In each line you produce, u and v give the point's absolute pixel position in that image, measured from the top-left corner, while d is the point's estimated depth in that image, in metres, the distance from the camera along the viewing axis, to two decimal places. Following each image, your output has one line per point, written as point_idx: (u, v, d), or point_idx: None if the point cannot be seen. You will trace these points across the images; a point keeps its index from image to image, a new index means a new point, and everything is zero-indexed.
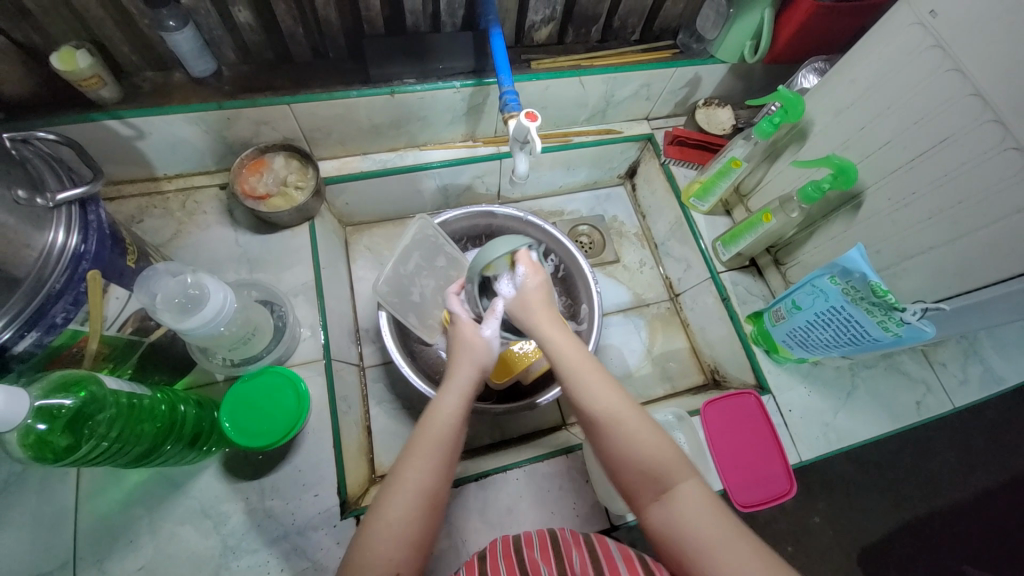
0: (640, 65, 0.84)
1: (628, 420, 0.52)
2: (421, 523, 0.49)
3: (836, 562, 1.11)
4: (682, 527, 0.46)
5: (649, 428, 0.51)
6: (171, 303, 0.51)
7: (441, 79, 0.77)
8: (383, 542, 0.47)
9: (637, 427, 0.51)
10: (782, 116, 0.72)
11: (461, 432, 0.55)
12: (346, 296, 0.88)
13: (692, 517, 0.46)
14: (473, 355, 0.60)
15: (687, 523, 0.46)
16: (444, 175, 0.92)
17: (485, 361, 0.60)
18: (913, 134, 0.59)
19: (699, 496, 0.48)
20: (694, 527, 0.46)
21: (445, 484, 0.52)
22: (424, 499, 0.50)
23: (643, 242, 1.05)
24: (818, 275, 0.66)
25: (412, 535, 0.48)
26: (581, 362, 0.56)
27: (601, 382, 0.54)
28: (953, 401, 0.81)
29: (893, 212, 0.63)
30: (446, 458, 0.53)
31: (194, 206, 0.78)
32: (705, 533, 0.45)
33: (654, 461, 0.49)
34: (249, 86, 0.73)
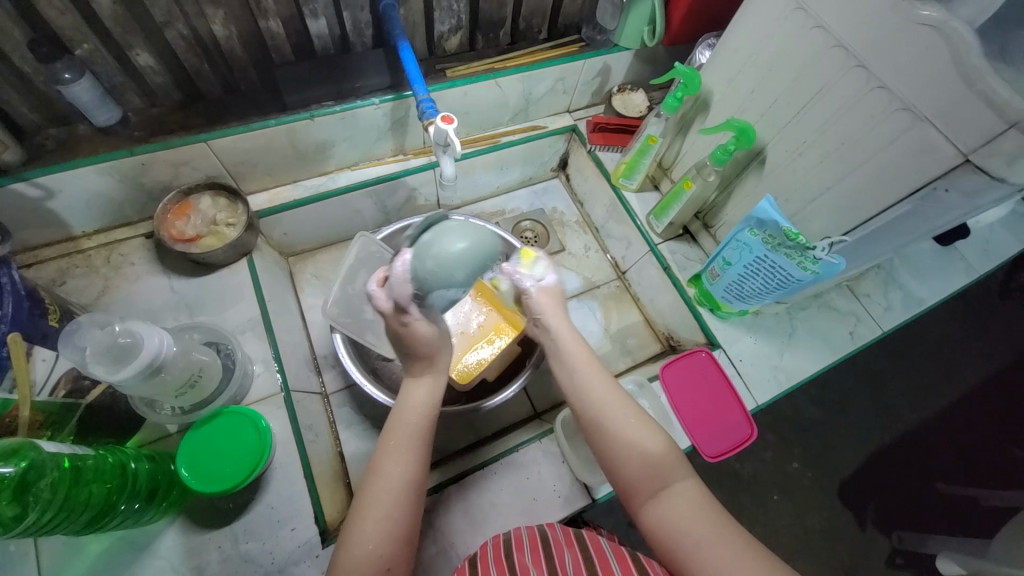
0: (551, 61, 0.88)
1: (628, 421, 0.56)
2: (406, 513, 0.50)
3: (817, 500, 1.18)
4: (674, 522, 0.50)
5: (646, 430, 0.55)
6: (102, 354, 0.51)
7: (359, 97, 0.78)
8: (369, 543, 0.48)
9: (632, 428, 0.55)
10: (683, 90, 0.77)
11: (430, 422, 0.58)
12: (298, 326, 0.86)
13: (682, 515, 0.50)
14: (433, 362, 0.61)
15: (677, 524, 0.49)
16: (379, 192, 0.92)
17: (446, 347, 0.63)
18: (794, 90, 0.65)
19: (694, 493, 0.51)
20: (686, 522, 0.49)
21: (422, 475, 0.54)
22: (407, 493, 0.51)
23: (585, 228, 1.09)
24: (740, 230, 0.72)
25: (395, 530, 0.49)
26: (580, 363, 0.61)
27: (605, 382, 0.59)
28: (882, 326, 0.89)
29: (792, 162, 0.69)
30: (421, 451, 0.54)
31: (120, 259, 0.75)
32: (695, 532, 0.48)
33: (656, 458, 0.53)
34: (160, 129, 0.71)
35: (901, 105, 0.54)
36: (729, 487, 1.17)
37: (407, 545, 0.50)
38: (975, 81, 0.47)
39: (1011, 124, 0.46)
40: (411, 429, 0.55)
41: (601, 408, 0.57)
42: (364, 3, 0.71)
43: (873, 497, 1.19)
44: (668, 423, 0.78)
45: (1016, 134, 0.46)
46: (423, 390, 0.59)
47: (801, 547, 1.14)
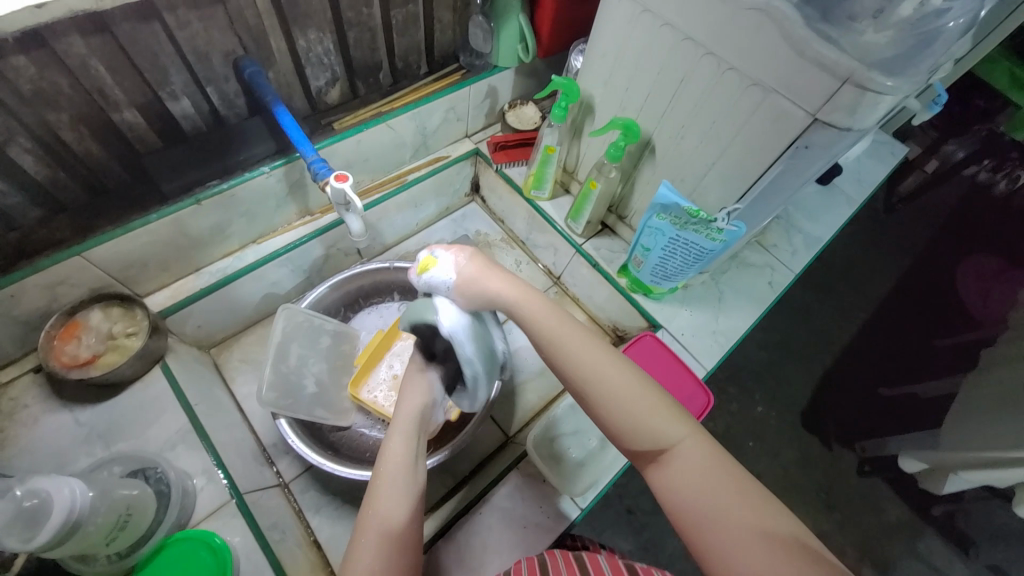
0: (436, 94, 0.89)
1: (622, 384, 0.51)
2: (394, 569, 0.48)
3: (785, 436, 1.26)
4: (679, 492, 0.45)
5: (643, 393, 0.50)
6: (11, 524, 0.43)
7: (246, 169, 0.75)
8: None
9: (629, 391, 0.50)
10: (566, 100, 0.81)
11: (415, 470, 0.55)
12: (238, 421, 0.80)
13: (688, 475, 0.45)
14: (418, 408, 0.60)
15: (681, 483, 0.45)
16: (294, 259, 0.88)
17: (422, 405, 0.61)
18: (661, 82, 0.70)
19: (700, 457, 0.46)
20: (688, 489, 0.44)
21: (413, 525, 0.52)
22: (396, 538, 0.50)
23: (512, 244, 1.10)
24: (649, 217, 0.76)
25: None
26: (561, 332, 0.55)
27: (596, 349, 0.53)
28: (794, 269, 0.97)
29: (677, 146, 0.74)
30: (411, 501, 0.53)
31: (8, 405, 0.66)
32: (699, 490, 0.44)
33: (652, 427, 0.48)
34: (24, 252, 0.64)
35: (751, 82, 0.60)
36: None
37: None
38: (806, 49, 0.53)
39: (844, 80, 0.51)
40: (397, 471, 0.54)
41: (592, 377, 0.52)
42: (226, 75, 0.68)
43: (832, 420, 1.28)
44: None
45: (851, 87, 0.51)
46: (403, 440, 0.57)
47: (784, 485, 1.21)
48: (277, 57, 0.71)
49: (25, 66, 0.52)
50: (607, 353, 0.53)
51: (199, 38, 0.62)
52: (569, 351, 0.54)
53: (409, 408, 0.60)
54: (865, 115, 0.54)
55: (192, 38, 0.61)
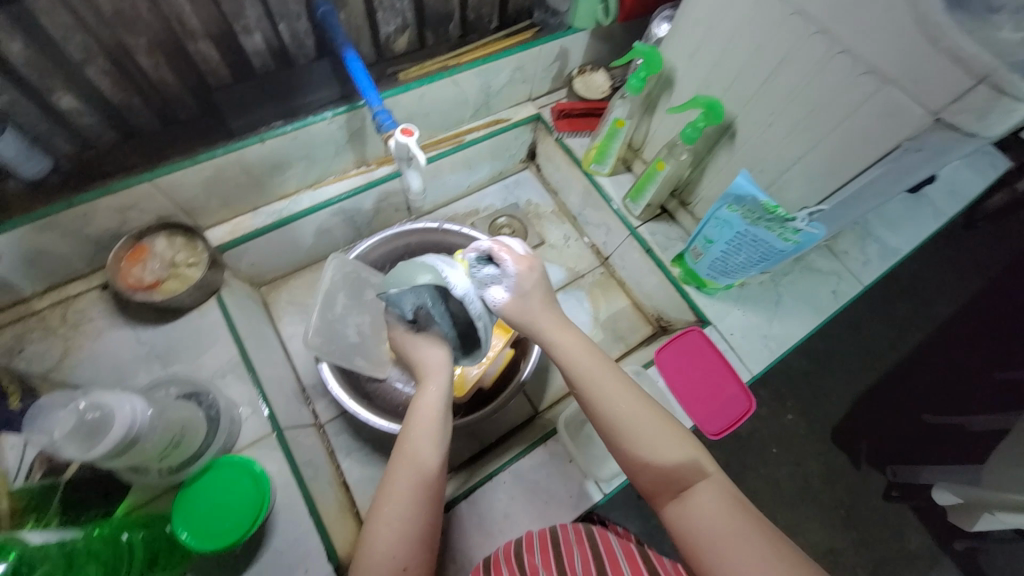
0: (507, 51, 0.84)
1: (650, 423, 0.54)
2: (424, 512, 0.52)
3: (816, 450, 1.21)
4: (699, 528, 0.47)
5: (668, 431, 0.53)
6: (72, 433, 0.45)
7: (310, 113, 0.74)
8: (384, 543, 0.49)
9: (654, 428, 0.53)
10: (645, 71, 0.75)
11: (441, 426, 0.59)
12: (282, 359, 0.83)
13: (710, 511, 0.48)
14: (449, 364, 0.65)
15: (703, 519, 0.47)
16: (347, 208, 0.89)
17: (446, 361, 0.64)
18: (757, 60, 0.64)
19: (718, 494, 0.49)
20: (704, 524, 0.47)
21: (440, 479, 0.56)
22: (424, 492, 0.53)
23: (562, 218, 1.07)
24: (718, 207, 0.71)
25: (414, 529, 0.51)
26: (592, 364, 0.59)
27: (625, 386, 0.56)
28: (863, 281, 0.90)
29: (762, 133, 0.68)
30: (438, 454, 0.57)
31: (78, 316, 0.71)
32: (719, 525, 0.46)
33: (678, 462, 0.51)
34: (98, 174, 0.66)
35: (864, 69, 0.53)
36: (731, 450, 1.19)
37: (424, 544, 0.51)
38: (940, 39, 0.46)
39: (979, 80, 0.45)
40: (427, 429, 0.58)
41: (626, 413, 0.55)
42: (299, 13, 0.66)
43: (867, 439, 1.22)
44: (668, 407, 0.78)
45: (985, 89, 0.45)
46: (438, 394, 0.61)
47: (805, 497, 1.17)
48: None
49: None
50: (639, 393, 0.56)
51: None
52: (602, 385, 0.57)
53: (435, 367, 0.63)
54: (996, 121, 0.47)
55: None
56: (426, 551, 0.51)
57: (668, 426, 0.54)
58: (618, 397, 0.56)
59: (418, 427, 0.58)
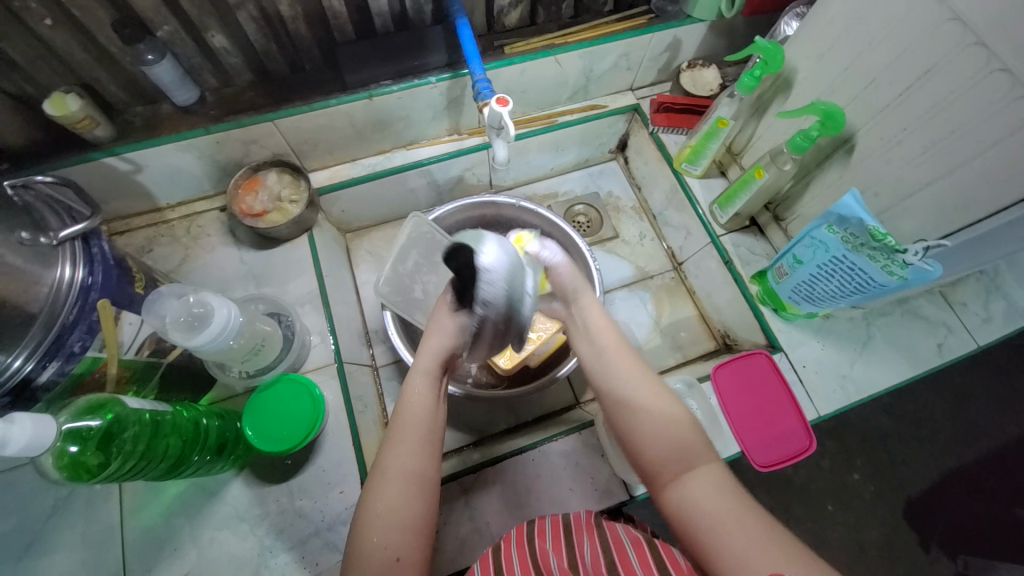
0: (616, 36, 0.82)
1: (653, 407, 0.50)
2: (419, 508, 0.50)
3: (878, 516, 1.08)
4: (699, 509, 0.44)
5: (670, 417, 0.49)
6: (178, 322, 0.54)
7: (418, 76, 0.78)
8: (377, 536, 0.48)
9: (652, 410, 0.50)
10: (762, 69, 0.70)
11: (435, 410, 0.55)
12: (353, 301, 0.90)
13: (712, 500, 0.44)
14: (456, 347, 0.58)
15: (703, 502, 0.44)
16: (434, 172, 0.93)
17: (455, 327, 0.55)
18: (895, 70, 0.57)
19: (720, 483, 0.45)
20: (705, 494, 0.44)
21: (430, 463, 0.52)
22: (411, 482, 0.50)
23: (641, 215, 1.04)
24: (815, 226, 0.65)
25: (406, 522, 0.49)
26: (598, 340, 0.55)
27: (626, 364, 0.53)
28: (978, 340, 0.78)
29: (886, 152, 0.61)
30: (427, 438, 0.53)
31: (198, 230, 0.81)
32: (720, 507, 0.43)
33: (679, 441, 0.48)
34: (232, 108, 0.75)
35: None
36: (779, 492, 1.11)
37: (419, 535, 0.49)
38: None
39: None
40: (415, 421, 0.53)
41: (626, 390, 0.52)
42: None
43: (944, 519, 1.07)
44: (717, 427, 0.74)
45: None
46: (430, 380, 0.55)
47: (854, 563, 1.06)
48: None
49: None
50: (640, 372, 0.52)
51: None
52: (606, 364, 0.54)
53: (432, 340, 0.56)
54: None
55: None
56: (422, 542, 0.49)
57: (669, 409, 0.50)
58: (619, 378, 0.52)
59: (402, 419, 0.54)
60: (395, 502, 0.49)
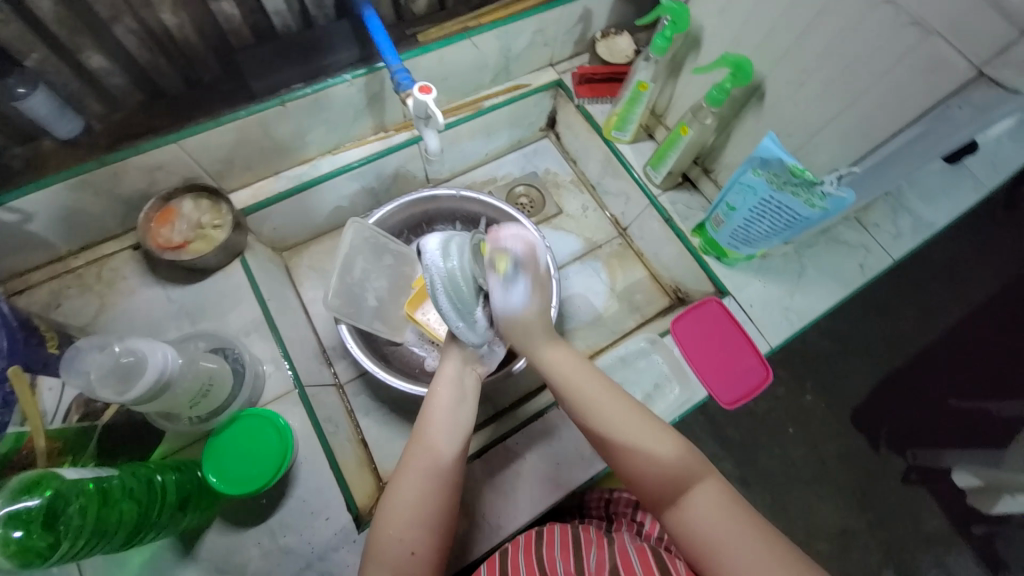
0: (528, 12, 0.82)
1: (646, 433, 0.55)
2: (435, 501, 0.55)
3: (833, 430, 1.19)
4: (697, 528, 0.49)
5: (667, 441, 0.54)
6: (107, 377, 0.48)
7: (330, 75, 0.74)
8: (394, 531, 0.53)
9: (650, 437, 0.55)
10: (672, 29, 0.72)
11: (458, 417, 0.62)
12: (303, 321, 0.85)
13: (708, 518, 0.49)
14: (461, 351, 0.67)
15: (701, 521, 0.49)
16: (365, 174, 0.89)
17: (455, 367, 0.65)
18: (791, 16, 0.61)
19: (715, 497, 0.51)
20: (705, 526, 0.49)
21: (456, 464, 0.58)
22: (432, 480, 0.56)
23: (581, 187, 1.05)
24: (742, 172, 0.69)
25: (426, 518, 0.54)
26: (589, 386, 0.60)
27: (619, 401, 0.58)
28: (892, 255, 0.87)
29: (793, 94, 0.65)
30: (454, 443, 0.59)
31: (111, 274, 0.73)
32: (715, 526, 0.49)
33: (674, 466, 0.53)
34: (127, 135, 0.68)
35: (909, 20, 0.50)
36: (746, 427, 1.19)
37: (439, 526, 0.55)
38: None
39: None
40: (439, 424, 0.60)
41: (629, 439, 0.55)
42: None
43: (887, 420, 1.19)
44: (684, 377, 0.78)
45: None
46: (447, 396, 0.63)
47: (819, 476, 1.16)
48: None
49: None
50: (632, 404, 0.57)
51: None
52: (594, 397, 0.59)
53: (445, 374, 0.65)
54: None
55: None
56: (440, 534, 0.55)
57: (664, 435, 0.55)
58: (609, 406, 0.57)
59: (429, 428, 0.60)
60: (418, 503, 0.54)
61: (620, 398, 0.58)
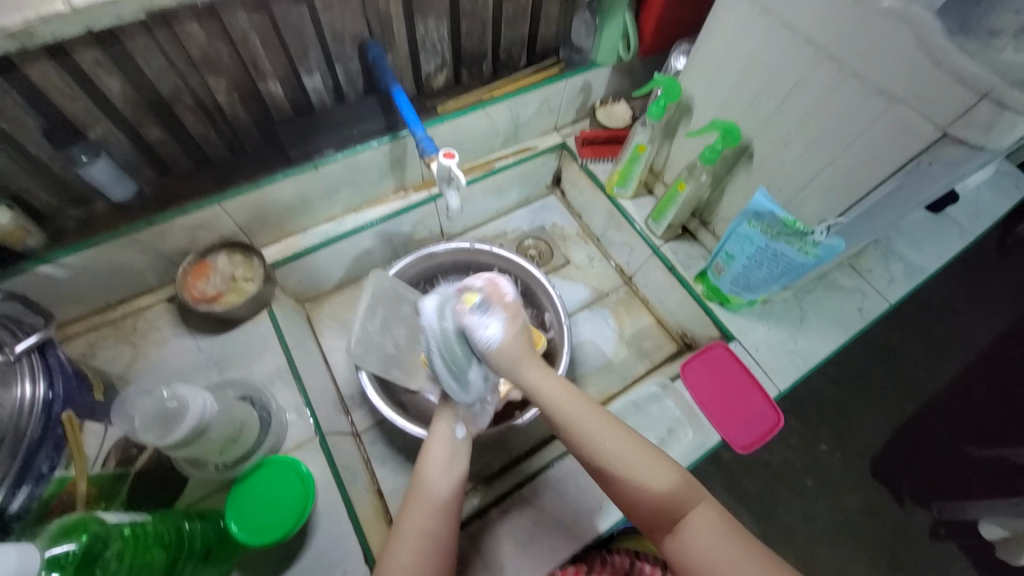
0: (535, 86, 0.92)
1: (645, 468, 0.56)
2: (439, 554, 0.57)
3: (850, 477, 1.17)
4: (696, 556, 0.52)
5: (662, 474, 0.56)
6: (151, 422, 0.51)
7: (358, 143, 0.82)
8: None
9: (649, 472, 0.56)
10: (665, 99, 0.81)
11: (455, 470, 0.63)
12: (323, 370, 0.88)
13: (706, 546, 0.52)
14: (453, 410, 0.67)
15: (700, 549, 0.52)
16: (386, 230, 0.95)
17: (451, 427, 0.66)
18: (771, 88, 0.69)
19: (711, 527, 0.54)
20: (705, 556, 0.52)
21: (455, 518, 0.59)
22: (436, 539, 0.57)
23: (586, 239, 1.11)
24: (738, 224, 0.74)
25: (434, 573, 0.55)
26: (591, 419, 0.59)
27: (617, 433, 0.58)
28: (889, 298, 0.90)
29: (779, 154, 0.72)
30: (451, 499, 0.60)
31: (146, 325, 0.78)
32: (716, 556, 0.51)
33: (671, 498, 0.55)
34: (174, 198, 0.74)
35: (876, 90, 0.57)
36: (761, 475, 1.17)
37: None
38: (942, 59, 0.50)
39: (981, 96, 0.48)
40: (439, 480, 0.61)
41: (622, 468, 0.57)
42: (353, 55, 0.75)
43: (906, 469, 1.17)
44: (696, 419, 0.79)
45: (988, 104, 0.48)
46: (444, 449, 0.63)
47: (841, 527, 1.13)
48: (398, 41, 0.77)
49: (197, 34, 0.61)
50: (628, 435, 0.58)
51: (337, 21, 0.69)
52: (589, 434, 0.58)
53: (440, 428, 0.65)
54: (1003, 135, 0.50)
55: (332, 20, 0.68)
56: None
57: (660, 466, 0.57)
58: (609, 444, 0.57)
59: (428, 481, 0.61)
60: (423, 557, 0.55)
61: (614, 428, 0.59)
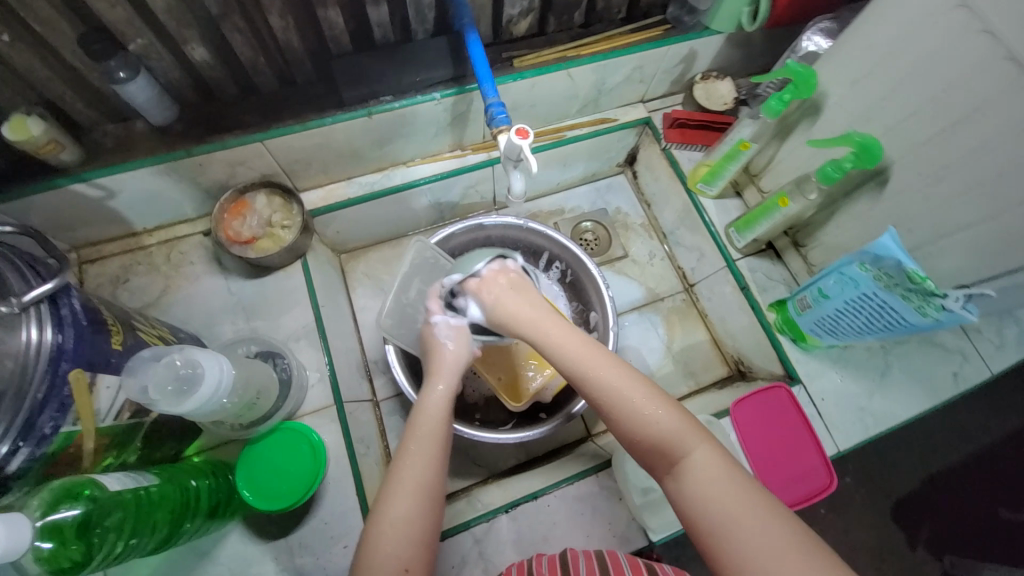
0: (630, 48, 0.77)
1: (636, 398, 0.49)
2: (430, 512, 0.50)
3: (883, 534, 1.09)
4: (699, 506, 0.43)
5: (654, 404, 0.49)
6: (165, 390, 0.48)
7: (420, 92, 0.72)
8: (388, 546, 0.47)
9: (638, 403, 0.49)
10: (792, 92, 0.66)
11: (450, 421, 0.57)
12: (351, 330, 0.84)
13: (706, 485, 0.44)
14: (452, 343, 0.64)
15: (703, 493, 0.44)
16: (435, 190, 0.87)
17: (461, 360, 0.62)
18: (940, 104, 0.54)
19: (713, 470, 0.45)
20: (706, 501, 0.43)
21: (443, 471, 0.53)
22: (428, 494, 0.51)
23: (650, 233, 1.00)
24: (846, 262, 0.63)
25: (419, 534, 0.48)
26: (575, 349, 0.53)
27: (604, 363, 0.51)
28: (993, 369, 0.77)
29: (923, 188, 0.58)
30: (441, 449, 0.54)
31: (179, 257, 0.75)
32: (717, 503, 0.43)
33: (666, 436, 0.47)
34: (215, 126, 0.68)
35: None
36: None
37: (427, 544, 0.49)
38: None
39: None
40: (430, 428, 0.55)
41: (608, 391, 0.50)
42: None
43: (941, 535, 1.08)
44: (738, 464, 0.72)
45: None
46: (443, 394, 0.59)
47: None
48: None
49: None
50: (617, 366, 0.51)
51: None
52: (571, 359, 0.52)
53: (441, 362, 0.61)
54: None
55: None
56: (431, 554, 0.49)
57: (654, 396, 0.49)
58: (595, 372, 0.51)
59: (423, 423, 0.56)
60: (413, 511, 0.49)
61: (600, 353, 0.52)
